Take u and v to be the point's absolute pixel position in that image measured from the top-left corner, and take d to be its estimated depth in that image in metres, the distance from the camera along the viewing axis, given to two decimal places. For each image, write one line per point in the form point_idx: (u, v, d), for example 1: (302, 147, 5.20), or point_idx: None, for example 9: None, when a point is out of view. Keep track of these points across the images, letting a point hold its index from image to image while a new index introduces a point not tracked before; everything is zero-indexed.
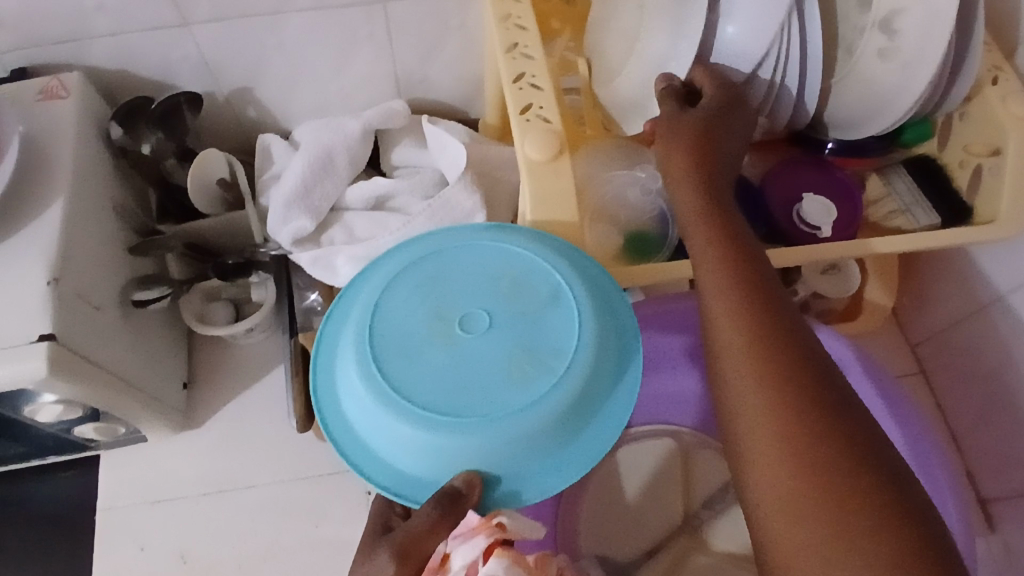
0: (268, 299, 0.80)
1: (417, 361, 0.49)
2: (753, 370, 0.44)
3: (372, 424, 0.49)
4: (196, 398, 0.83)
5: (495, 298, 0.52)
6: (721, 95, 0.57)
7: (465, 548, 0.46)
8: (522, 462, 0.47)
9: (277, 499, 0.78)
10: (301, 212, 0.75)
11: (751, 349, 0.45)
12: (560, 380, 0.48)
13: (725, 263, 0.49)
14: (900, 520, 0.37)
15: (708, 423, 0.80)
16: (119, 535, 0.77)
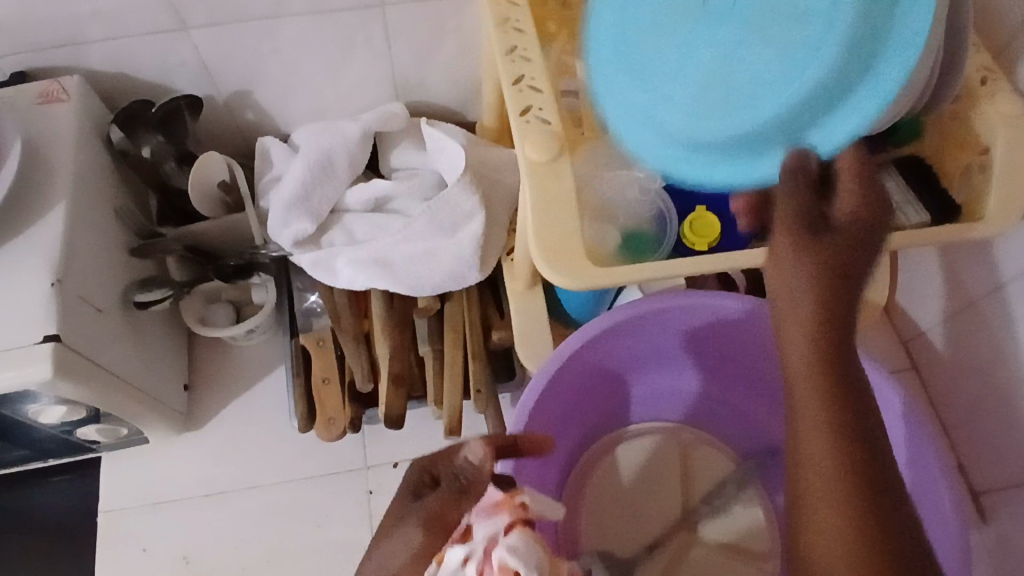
0: (269, 300, 0.80)
1: (661, 32, 0.45)
2: (814, 357, 0.39)
3: (608, 83, 0.48)
4: (196, 401, 0.83)
5: (714, 17, 0.44)
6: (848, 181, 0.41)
7: (489, 523, 0.45)
8: (736, 128, 0.43)
9: (279, 499, 0.79)
10: (301, 214, 0.75)
11: (816, 415, 0.39)
12: (777, 110, 0.42)
13: (813, 323, 0.39)
14: None
15: (705, 420, 0.82)
16: (122, 536, 0.78)
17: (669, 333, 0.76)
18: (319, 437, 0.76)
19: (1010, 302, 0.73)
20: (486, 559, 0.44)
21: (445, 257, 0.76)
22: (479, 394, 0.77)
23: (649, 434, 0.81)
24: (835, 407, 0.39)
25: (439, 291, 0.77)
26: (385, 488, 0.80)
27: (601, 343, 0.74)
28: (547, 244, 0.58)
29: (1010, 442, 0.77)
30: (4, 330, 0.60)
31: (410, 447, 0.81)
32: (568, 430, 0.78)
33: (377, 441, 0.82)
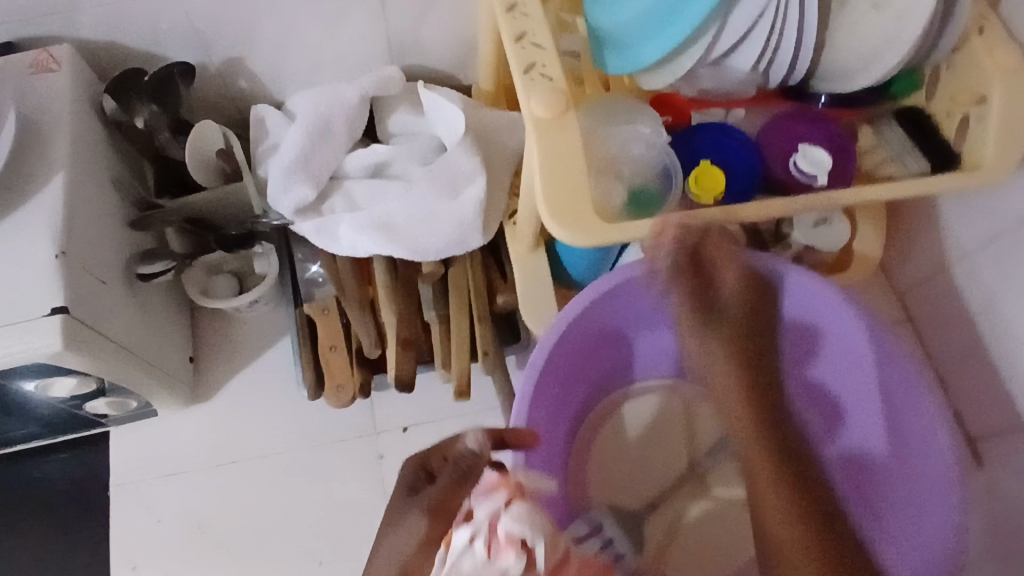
0: (271, 271, 0.80)
1: None
2: (754, 436, 0.58)
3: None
4: (202, 371, 0.83)
5: None
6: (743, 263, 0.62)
7: (490, 504, 0.48)
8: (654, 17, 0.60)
9: (290, 467, 0.80)
10: (301, 180, 0.74)
11: (777, 485, 0.55)
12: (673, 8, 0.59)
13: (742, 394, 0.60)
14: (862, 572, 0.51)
15: None
16: (135, 509, 0.78)
17: (664, 292, 0.76)
18: (329, 404, 0.77)
19: (1005, 252, 0.75)
20: (498, 545, 0.47)
21: (448, 221, 0.76)
22: (488, 356, 0.77)
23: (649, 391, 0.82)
24: (769, 469, 0.57)
25: (443, 256, 0.77)
26: (395, 451, 0.81)
27: (598, 309, 0.73)
28: (556, 199, 0.58)
29: (1003, 386, 0.79)
30: (13, 303, 0.59)
31: (417, 410, 0.82)
32: (572, 395, 0.78)
33: (384, 406, 0.82)
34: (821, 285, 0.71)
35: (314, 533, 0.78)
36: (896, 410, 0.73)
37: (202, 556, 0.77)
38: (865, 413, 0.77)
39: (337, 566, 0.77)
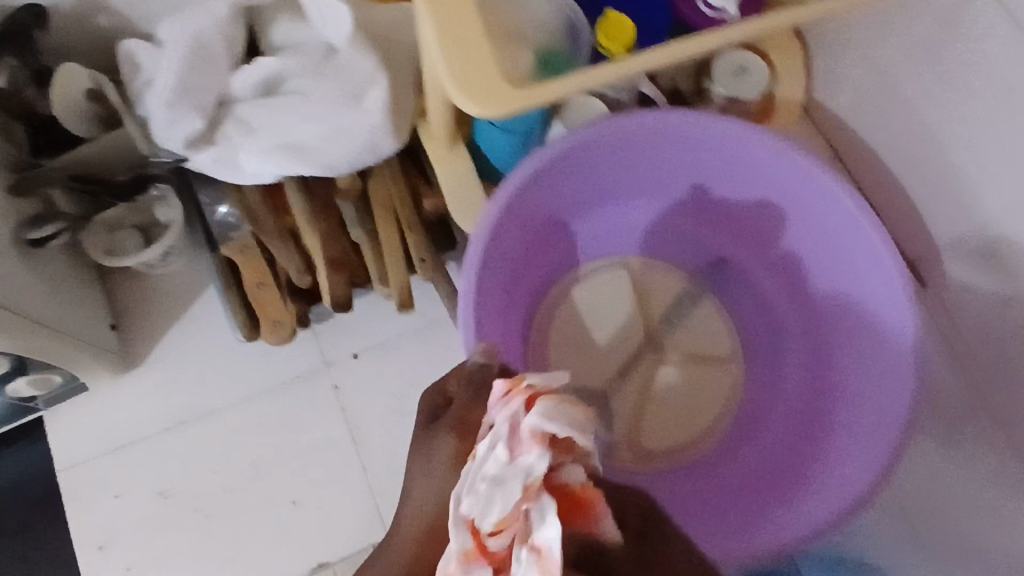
0: (176, 217, 0.74)
1: None
2: None
3: None
4: (130, 338, 0.77)
5: None
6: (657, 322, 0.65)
7: (510, 408, 0.38)
8: None
9: (243, 417, 0.76)
10: (185, 110, 0.69)
11: None
12: None
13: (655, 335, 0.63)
14: None
15: (652, 246, 0.81)
16: (88, 489, 0.74)
17: (592, 167, 0.73)
18: (268, 340, 0.75)
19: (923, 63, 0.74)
20: (517, 443, 0.37)
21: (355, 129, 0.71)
22: (424, 263, 0.75)
23: (598, 274, 0.81)
24: None
25: (357, 167, 0.73)
26: (351, 380, 0.78)
27: (525, 195, 0.69)
28: (460, 70, 0.55)
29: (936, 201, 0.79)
30: None
31: (366, 335, 0.79)
32: (517, 291, 0.76)
33: (329, 337, 0.79)
34: (747, 129, 0.68)
35: (284, 477, 0.75)
36: (839, 243, 0.71)
37: (171, 522, 0.73)
38: (808, 256, 0.75)
39: (313, 503, 0.74)
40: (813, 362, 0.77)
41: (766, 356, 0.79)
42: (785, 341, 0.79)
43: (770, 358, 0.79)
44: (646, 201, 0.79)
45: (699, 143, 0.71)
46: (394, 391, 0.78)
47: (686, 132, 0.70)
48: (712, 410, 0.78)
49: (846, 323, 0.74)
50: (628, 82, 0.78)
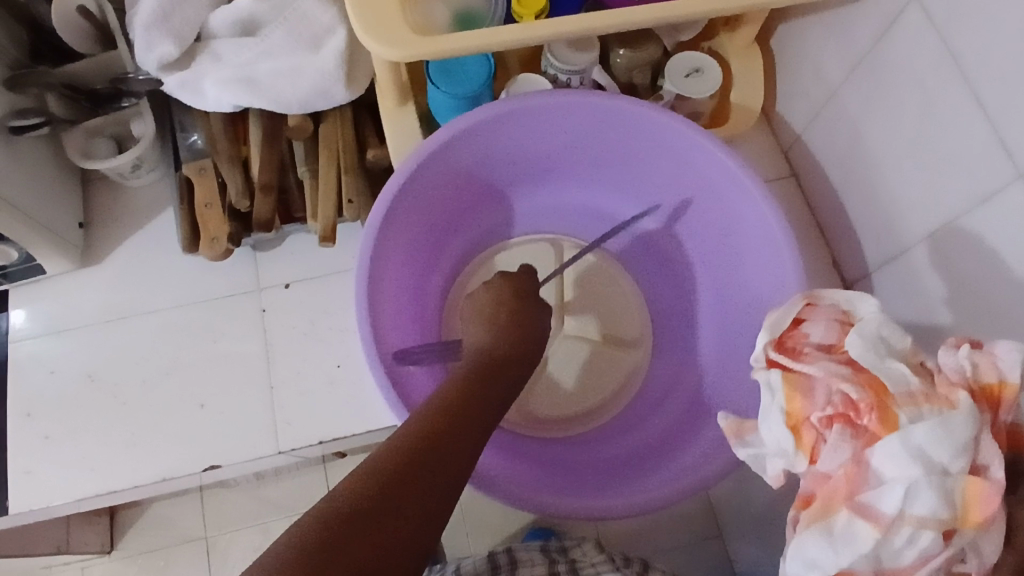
0: (148, 133, 0.83)
1: None
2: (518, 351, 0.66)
3: None
4: (93, 237, 0.86)
5: None
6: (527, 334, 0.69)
7: (829, 374, 0.47)
8: None
9: (177, 322, 0.83)
10: (162, 36, 0.77)
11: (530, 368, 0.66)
12: None
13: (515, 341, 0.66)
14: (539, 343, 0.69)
15: (581, 225, 0.90)
16: (28, 362, 0.81)
17: (535, 137, 0.80)
18: (206, 256, 0.81)
19: (865, 79, 0.75)
20: (807, 392, 0.48)
21: (307, 74, 0.78)
22: (351, 205, 0.81)
23: (532, 241, 0.91)
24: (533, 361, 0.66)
25: (306, 109, 0.80)
26: (277, 306, 0.84)
27: (463, 150, 0.77)
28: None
29: (871, 220, 0.79)
30: None
31: (299, 268, 0.85)
32: (448, 239, 0.86)
33: (267, 265, 0.85)
34: (678, 122, 0.73)
35: (199, 381, 0.81)
36: (745, 245, 0.76)
37: (93, 402, 0.80)
38: (722, 253, 0.81)
39: (219, 409, 0.80)
40: (706, 352, 0.83)
41: (673, 341, 0.87)
42: (691, 329, 0.85)
43: (678, 343, 0.86)
44: (590, 179, 0.86)
45: (636, 130, 0.77)
46: (311, 322, 0.83)
47: (613, 115, 0.76)
48: (606, 390, 0.86)
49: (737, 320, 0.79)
50: (578, 68, 0.82)
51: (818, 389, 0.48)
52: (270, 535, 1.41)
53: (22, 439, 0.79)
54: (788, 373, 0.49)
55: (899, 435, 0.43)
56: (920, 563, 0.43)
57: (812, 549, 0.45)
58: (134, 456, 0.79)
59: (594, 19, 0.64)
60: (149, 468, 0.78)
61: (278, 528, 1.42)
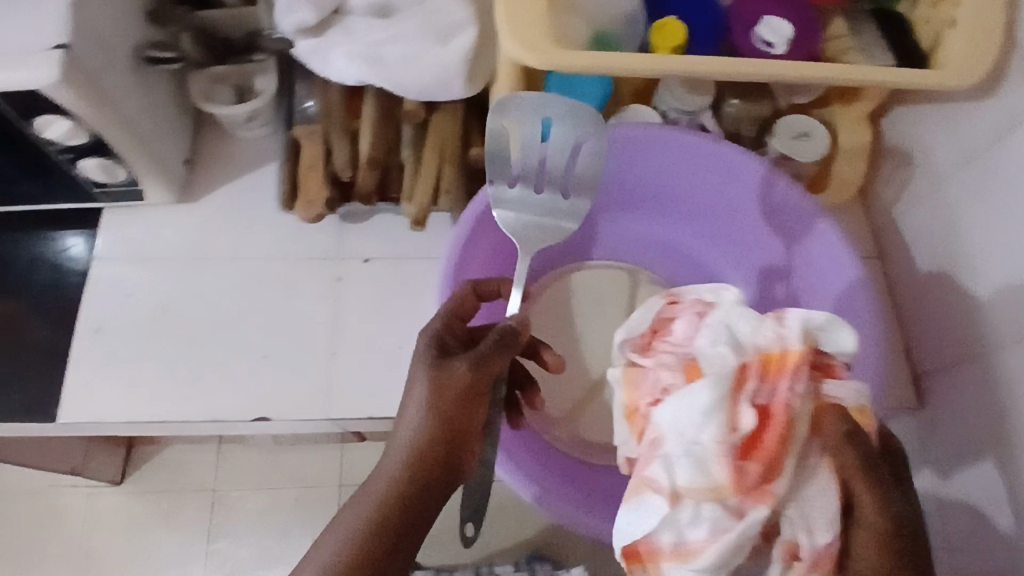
0: (269, 90, 0.86)
1: None
2: (437, 417, 0.61)
3: None
4: (195, 175, 0.89)
5: None
6: (465, 373, 0.61)
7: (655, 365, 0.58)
8: None
9: (257, 274, 0.86)
10: (303, 3, 0.80)
11: (454, 428, 0.61)
12: None
13: (443, 407, 0.61)
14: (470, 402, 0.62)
15: (659, 268, 0.89)
16: (109, 283, 0.84)
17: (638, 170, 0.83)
18: (300, 216, 0.83)
19: (978, 175, 0.75)
20: (638, 380, 0.58)
21: (432, 61, 0.80)
22: (448, 195, 0.83)
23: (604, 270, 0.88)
24: (454, 421, 0.61)
25: (424, 96, 0.82)
26: (354, 278, 0.86)
27: None
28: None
29: (954, 317, 0.79)
30: (20, 30, 0.65)
31: (380, 246, 0.87)
32: (526, 251, 0.86)
33: (351, 238, 0.87)
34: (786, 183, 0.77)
35: (265, 335, 0.83)
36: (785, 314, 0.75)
37: (162, 333, 0.83)
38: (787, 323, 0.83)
39: (281, 365, 0.82)
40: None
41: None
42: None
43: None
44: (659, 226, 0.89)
45: (737, 185, 0.80)
46: (384, 300, 0.85)
47: (731, 169, 0.79)
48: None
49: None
50: (691, 109, 0.83)
51: (643, 380, 0.58)
52: (276, 505, 1.42)
53: (88, 355, 0.82)
54: (631, 369, 0.60)
55: (660, 411, 0.54)
56: (710, 541, 0.50)
57: (627, 515, 0.54)
58: (189, 394, 0.81)
59: (730, 66, 0.63)
60: (201, 407, 0.80)
61: (286, 499, 1.42)
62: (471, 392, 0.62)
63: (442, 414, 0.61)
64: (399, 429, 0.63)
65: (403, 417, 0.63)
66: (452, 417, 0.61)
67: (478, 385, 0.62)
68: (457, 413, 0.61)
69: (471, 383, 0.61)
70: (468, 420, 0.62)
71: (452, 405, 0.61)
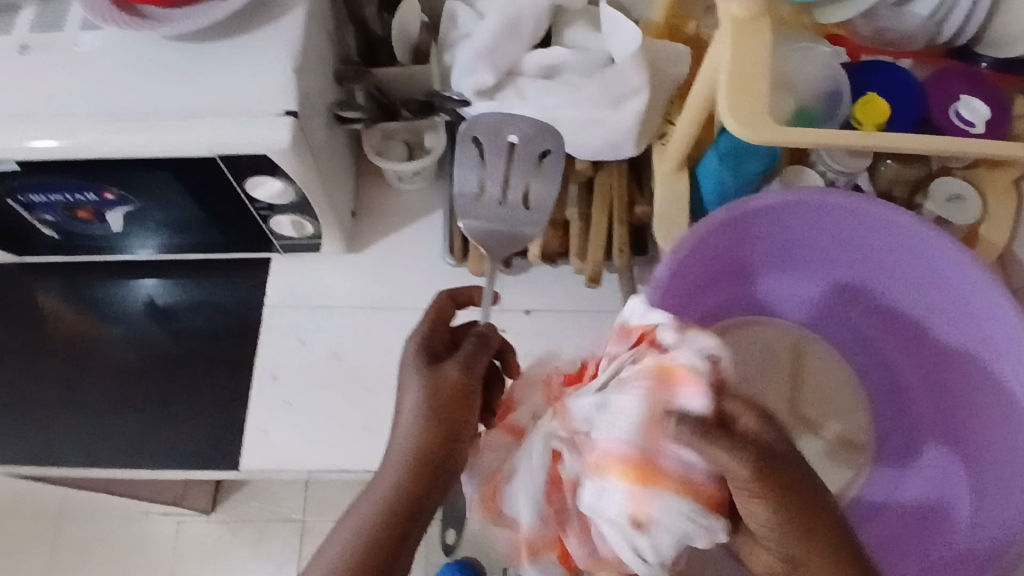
0: (438, 146, 0.89)
1: None
2: (430, 419, 0.58)
3: None
4: (360, 226, 0.92)
5: None
6: (454, 372, 0.60)
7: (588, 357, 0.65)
8: None
9: (422, 322, 0.87)
10: (486, 65, 0.83)
11: (444, 430, 0.58)
12: None
13: (434, 408, 0.58)
14: (464, 402, 0.59)
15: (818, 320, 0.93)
16: (281, 331, 0.87)
17: (804, 229, 0.84)
18: (470, 269, 0.87)
19: None
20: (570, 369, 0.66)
21: (607, 126, 0.83)
22: (621, 253, 0.85)
23: (768, 326, 0.93)
24: (439, 423, 0.58)
25: (595, 158, 0.85)
26: (515, 329, 0.88)
27: (735, 235, 0.82)
28: (736, 104, 0.63)
29: None
30: (250, 96, 0.67)
31: (543, 299, 0.89)
32: (702, 307, 0.90)
33: (512, 290, 0.90)
34: (952, 244, 0.77)
35: None
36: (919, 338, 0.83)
37: (334, 380, 0.85)
38: (960, 380, 0.84)
39: None
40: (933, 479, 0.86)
41: (892, 463, 0.89)
42: (919, 443, 0.89)
43: (895, 464, 0.89)
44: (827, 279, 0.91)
45: (903, 244, 0.81)
46: (547, 351, 0.87)
47: (894, 230, 0.80)
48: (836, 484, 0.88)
49: (980, 448, 0.82)
50: (850, 171, 0.86)
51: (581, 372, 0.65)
52: None
53: (265, 401, 0.84)
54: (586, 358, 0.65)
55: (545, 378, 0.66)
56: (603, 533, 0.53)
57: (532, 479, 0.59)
58: (365, 443, 0.82)
59: (943, 144, 0.65)
60: (379, 456, 0.82)
61: None
62: (465, 391, 0.60)
63: (433, 415, 0.58)
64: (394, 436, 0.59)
65: (397, 430, 0.59)
66: (449, 416, 0.58)
67: (466, 383, 0.60)
68: (452, 414, 0.59)
69: (453, 379, 0.59)
70: (464, 420, 0.59)
71: (446, 405, 0.59)
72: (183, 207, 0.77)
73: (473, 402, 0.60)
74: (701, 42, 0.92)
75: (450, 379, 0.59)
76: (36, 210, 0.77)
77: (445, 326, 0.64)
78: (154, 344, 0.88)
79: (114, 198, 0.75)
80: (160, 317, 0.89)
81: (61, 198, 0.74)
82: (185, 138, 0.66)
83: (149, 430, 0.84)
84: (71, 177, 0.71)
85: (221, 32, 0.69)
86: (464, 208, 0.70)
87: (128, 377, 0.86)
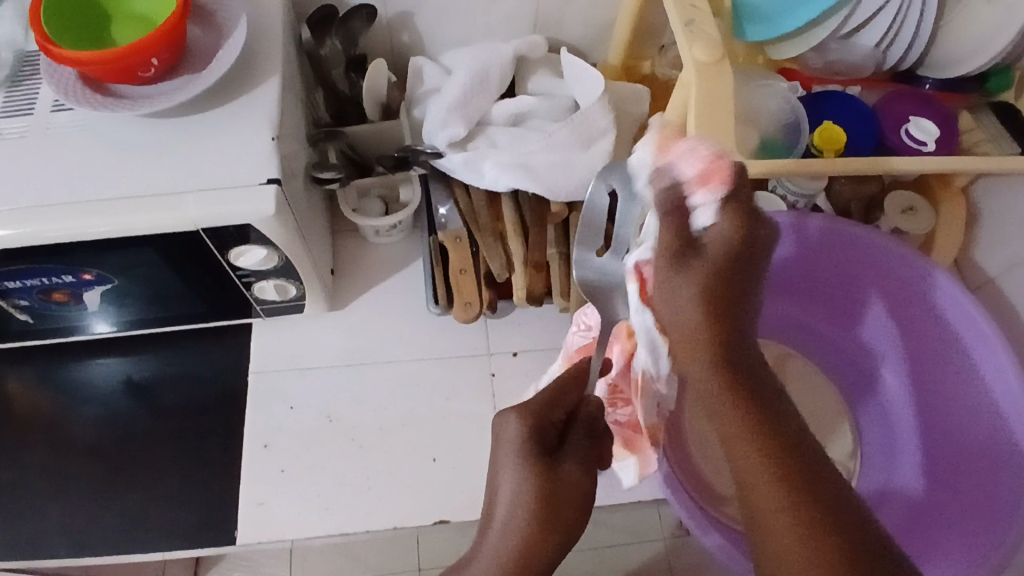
0: (415, 199, 0.90)
1: None
2: (550, 515, 0.56)
3: None
4: (341, 283, 0.92)
5: None
6: (574, 472, 0.58)
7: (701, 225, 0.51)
8: (776, 13, 0.73)
9: (412, 374, 0.87)
10: (457, 119, 0.86)
11: (564, 533, 0.56)
12: (797, 13, 0.72)
13: (554, 509, 0.56)
14: (582, 509, 0.57)
15: (802, 340, 0.98)
16: (270, 397, 0.86)
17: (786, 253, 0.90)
18: (456, 316, 0.88)
19: None
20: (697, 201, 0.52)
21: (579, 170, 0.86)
22: None
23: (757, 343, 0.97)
24: (559, 525, 0.56)
25: (571, 201, 0.87)
26: (507, 372, 0.88)
27: None
28: (707, 138, 0.65)
29: None
30: (235, 168, 0.68)
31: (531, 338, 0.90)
32: None
33: (499, 333, 0.90)
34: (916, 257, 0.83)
35: (431, 437, 0.84)
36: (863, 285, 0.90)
37: (330, 442, 0.84)
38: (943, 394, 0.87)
39: (452, 464, 0.83)
40: (924, 480, 0.88)
41: (879, 467, 0.93)
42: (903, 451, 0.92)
43: (886, 466, 0.93)
44: (815, 307, 0.96)
45: (870, 260, 0.87)
46: None
47: (868, 248, 0.86)
48: None
49: (963, 455, 0.84)
50: (810, 193, 0.90)
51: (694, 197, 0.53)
52: None
53: (260, 470, 0.82)
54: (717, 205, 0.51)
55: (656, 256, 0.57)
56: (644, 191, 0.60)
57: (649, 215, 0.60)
58: (368, 502, 0.81)
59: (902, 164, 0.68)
60: (384, 514, 0.80)
61: None
62: (580, 499, 0.58)
63: (550, 513, 0.56)
64: (494, 530, 0.57)
65: (494, 523, 0.58)
66: (562, 521, 0.56)
67: (588, 487, 0.58)
68: (568, 518, 0.56)
69: (576, 485, 0.58)
70: (574, 530, 0.57)
71: (561, 507, 0.56)
72: (164, 279, 0.76)
73: (587, 507, 0.58)
74: (657, 80, 0.96)
75: (564, 480, 0.58)
76: (12, 296, 0.75)
77: (557, 416, 0.62)
78: (136, 422, 0.85)
79: (93, 277, 0.73)
80: (140, 393, 0.87)
81: (38, 282, 0.73)
82: (169, 214, 0.66)
83: (138, 513, 0.81)
84: (50, 262, 0.70)
85: (194, 108, 0.71)
86: (581, 257, 0.68)
87: (112, 460, 0.83)
